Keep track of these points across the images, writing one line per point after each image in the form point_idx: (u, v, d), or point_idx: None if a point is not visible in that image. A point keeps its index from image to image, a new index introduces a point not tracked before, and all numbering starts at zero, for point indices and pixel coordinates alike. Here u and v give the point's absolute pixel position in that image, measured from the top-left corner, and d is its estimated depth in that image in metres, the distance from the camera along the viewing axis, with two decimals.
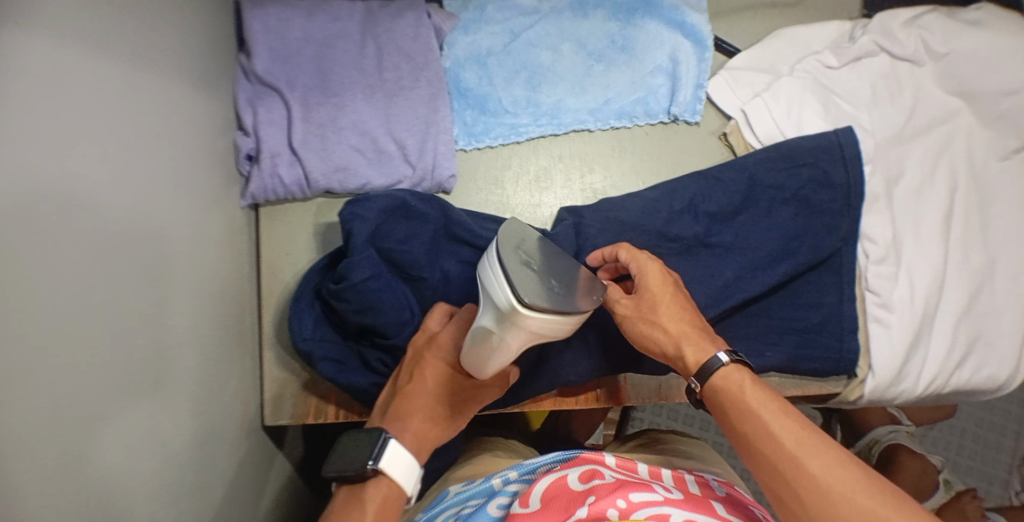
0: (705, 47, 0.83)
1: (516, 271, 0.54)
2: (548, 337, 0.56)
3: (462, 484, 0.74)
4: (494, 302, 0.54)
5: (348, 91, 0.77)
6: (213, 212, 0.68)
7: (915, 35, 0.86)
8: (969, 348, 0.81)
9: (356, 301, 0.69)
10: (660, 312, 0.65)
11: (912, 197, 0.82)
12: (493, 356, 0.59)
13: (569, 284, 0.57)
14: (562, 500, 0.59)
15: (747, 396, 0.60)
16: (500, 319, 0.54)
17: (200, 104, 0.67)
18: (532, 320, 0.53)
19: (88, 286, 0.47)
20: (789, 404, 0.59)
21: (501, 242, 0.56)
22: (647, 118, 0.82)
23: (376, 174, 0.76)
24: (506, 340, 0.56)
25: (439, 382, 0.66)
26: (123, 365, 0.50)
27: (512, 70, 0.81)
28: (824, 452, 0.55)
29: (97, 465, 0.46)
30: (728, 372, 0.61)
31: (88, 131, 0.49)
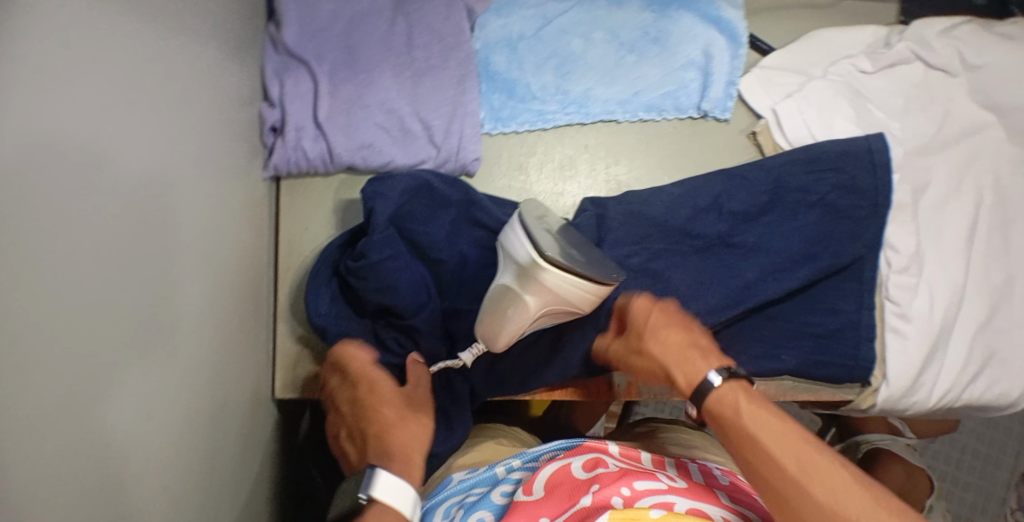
0: (739, 44, 0.81)
1: (539, 232, 0.59)
2: (565, 300, 0.60)
3: (466, 472, 0.69)
4: (515, 256, 0.59)
5: (376, 67, 0.76)
6: (234, 181, 0.67)
7: (951, 46, 0.85)
8: (983, 364, 0.80)
9: (375, 280, 0.68)
10: (649, 341, 0.67)
11: (937, 209, 0.81)
12: (510, 317, 0.62)
13: (589, 257, 0.61)
14: (566, 488, 0.59)
15: (745, 419, 0.59)
16: (520, 273, 0.59)
17: (225, 71, 0.66)
18: (550, 276, 0.58)
19: (106, 249, 0.46)
20: (791, 422, 0.58)
21: (524, 210, 0.62)
22: (676, 112, 0.81)
23: (400, 153, 0.75)
24: (524, 298, 0.60)
25: (393, 402, 0.66)
26: (139, 331, 0.49)
27: (542, 56, 0.80)
28: (829, 473, 0.54)
29: (107, 429, 0.45)
30: (722, 394, 0.61)
31: (114, 91, 0.48)
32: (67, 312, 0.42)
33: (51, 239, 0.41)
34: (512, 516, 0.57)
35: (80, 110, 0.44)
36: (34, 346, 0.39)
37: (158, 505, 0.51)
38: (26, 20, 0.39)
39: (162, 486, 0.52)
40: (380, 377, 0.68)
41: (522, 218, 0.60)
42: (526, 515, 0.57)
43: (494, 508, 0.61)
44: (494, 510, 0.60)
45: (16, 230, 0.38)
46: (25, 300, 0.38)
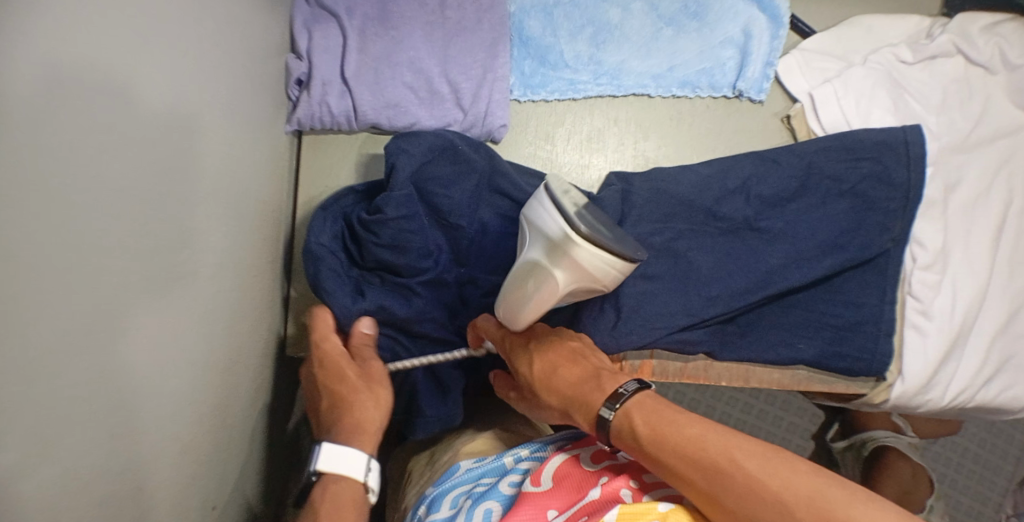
0: (780, 24, 0.79)
1: (569, 206, 0.55)
2: (594, 277, 0.57)
3: (474, 460, 0.66)
4: (546, 231, 0.56)
5: (407, 25, 0.74)
6: (257, 131, 0.66)
7: (993, 42, 0.83)
8: (999, 366, 0.79)
9: (384, 237, 0.66)
10: (541, 383, 0.66)
11: (968, 208, 0.79)
12: (535, 291, 0.60)
13: (618, 233, 0.58)
14: (575, 479, 0.59)
15: (644, 443, 0.56)
16: (550, 250, 0.56)
17: (253, 16, 0.64)
18: (582, 253, 0.54)
19: (130, 189, 0.45)
20: (690, 428, 0.55)
21: (552, 181, 0.58)
22: (710, 91, 0.79)
23: (426, 115, 0.73)
24: (551, 274, 0.57)
25: (348, 377, 0.64)
26: (158, 276, 0.49)
27: (577, 25, 0.78)
28: (746, 459, 0.52)
29: (120, 373, 0.44)
30: (618, 426, 0.58)
31: (138, 26, 0.46)
32: (90, 249, 0.41)
33: (79, 174, 0.40)
34: (520, 506, 0.55)
35: (110, 44, 0.43)
36: (56, 279, 0.38)
37: (168, 452, 0.50)
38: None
39: (170, 438, 0.51)
40: (334, 350, 0.66)
41: (553, 189, 0.56)
42: (535, 508, 0.55)
43: (502, 499, 0.59)
44: (502, 501, 0.59)
45: (40, 161, 0.37)
46: (45, 233, 0.38)
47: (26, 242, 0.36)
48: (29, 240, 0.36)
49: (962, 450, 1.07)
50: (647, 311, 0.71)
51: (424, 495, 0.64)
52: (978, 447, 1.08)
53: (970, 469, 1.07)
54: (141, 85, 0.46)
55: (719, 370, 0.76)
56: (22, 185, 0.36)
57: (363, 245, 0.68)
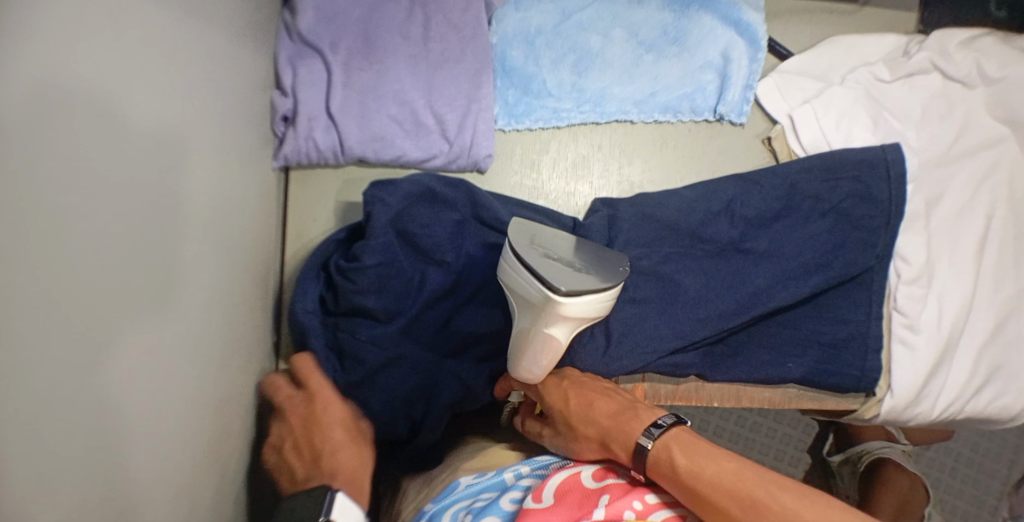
0: (758, 47, 0.80)
1: (539, 263, 0.56)
2: (587, 318, 0.59)
3: (473, 476, 0.66)
4: (528, 296, 0.58)
5: (391, 58, 0.74)
6: (245, 170, 0.66)
7: (971, 57, 0.84)
8: (988, 377, 0.80)
9: (361, 283, 0.68)
10: (577, 417, 0.66)
11: (950, 221, 0.80)
12: (539, 350, 0.62)
13: (595, 263, 0.59)
14: (576, 496, 0.57)
15: (682, 470, 0.57)
16: (539, 311, 0.58)
17: (238, 58, 0.64)
18: (570, 305, 0.56)
19: (125, 239, 0.46)
20: (728, 462, 0.57)
21: (515, 239, 0.59)
22: (692, 114, 0.80)
23: (411, 147, 0.74)
24: (552, 329, 0.59)
25: (346, 432, 0.64)
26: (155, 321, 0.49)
27: (559, 53, 0.78)
28: (787, 498, 0.54)
29: (119, 426, 0.44)
30: (658, 456, 0.59)
31: (128, 83, 0.46)
32: (89, 302, 0.41)
33: (79, 229, 0.40)
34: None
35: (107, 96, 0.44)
36: (59, 334, 0.38)
37: (166, 496, 0.50)
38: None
39: (167, 486, 0.51)
40: (337, 404, 0.66)
41: (520, 253, 0.57)
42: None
43: (502, 515, 0.58)
44: (502, 517, 0.57)
45: (41, 218, 0.37)
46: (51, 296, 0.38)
47: (31, 304, 0.36)
48: (36, 298, 0.37)
49: (956, 455, 1.08)
50: (637, 335, 0.72)
51: (423, 511, 0.64)
52: (972, 451, 1.08)
53: (966, 473, 1.07)
54: (131, 133, 0.47)
55: (711, 390, 0.76)
56: (25, 245, 0.36)
57: (339, 290, 0.69)
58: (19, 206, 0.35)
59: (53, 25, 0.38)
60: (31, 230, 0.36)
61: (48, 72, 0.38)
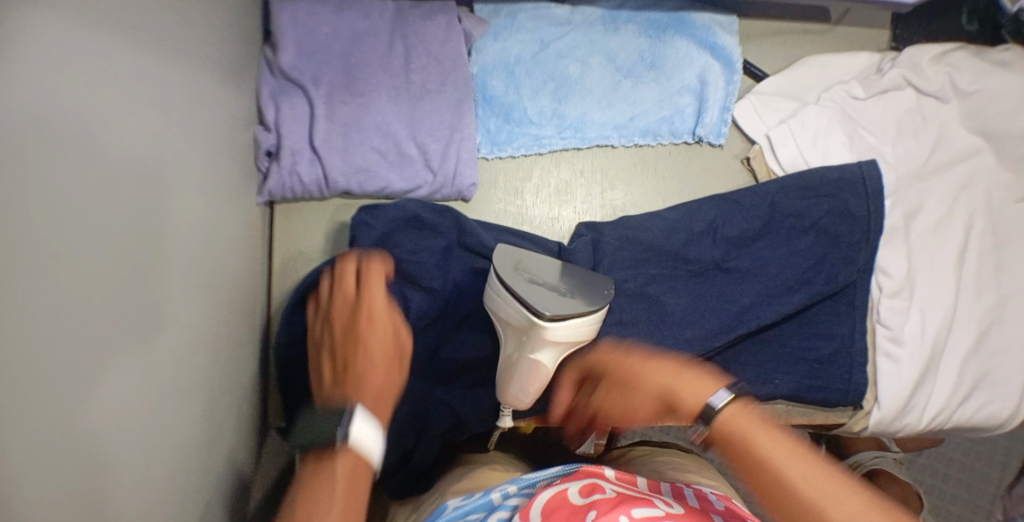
0: (734, 70, 0.82)
1: (523, 287, 0.57)
2: (573, 342, 0.59)
3: (462, 498, 0.65)
4: (514, 321, 0.58)
5: (373, 91, 0.75)
6: (231, 207, 0.67)
7: (943, 72, 0.85)
8: (974, 385, 0.80)
9: None
10: (641, 368, 0.61)
11: (929, 233, 0.81)
12: (527, 377, 0.62)
13: (580, 287, 0.59)
14: (564, 513, 0.55)
15: (752, 441, 0.53)
16: (525, 337, 0.58)
17: (221, 98, 0.65)
18: (555, 330, 0.56)
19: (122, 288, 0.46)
20: (804, 448, 0.52)
21: (499, 264, 0.59)
22: (672, 137, 0.81)
23: (396, 178, 0.75)
24: (538, 354, 0.60)
25: (382, 341, 0.58)
26: (147, 364, 0.48)
27: (539, 81, 0.80)
28: (854, 496, 0.48)
29: (114, 477, 0.44)
30: (728, 418, 0.55)
31: (115, 132, 0.47)
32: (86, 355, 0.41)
33: (76, 282, 0.41)
34: None
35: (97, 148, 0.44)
36: (60, 387, 0.38)
37: None
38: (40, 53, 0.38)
39: None
40: (381, 307, 0.60)
41: (505, 278, 0.58)
42: None
43: None
44: None
45: (38, 275, 0.37)
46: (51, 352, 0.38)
47: (30, 363, 0.36)
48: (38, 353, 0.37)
49: (948, 460, 1.08)
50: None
51: None
52: (964, 456, 1.09)
53: (959, 478, 1.08)
54: (123, 179, 0.47)
55: None
56: (30, 302, 0.36)
57: None
58: (16, 264, 0.35)
59: (44, 81, 0.39)
60: (32, 288, 0.36)
61: (37, 129, 0.38)
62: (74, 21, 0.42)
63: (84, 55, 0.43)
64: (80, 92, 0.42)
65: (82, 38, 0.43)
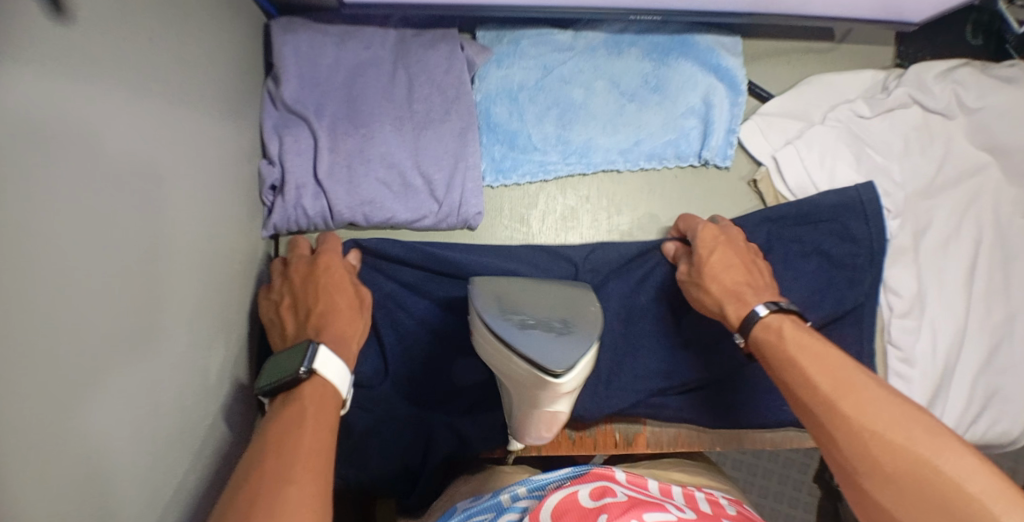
0: (739, 91, 0.81)
1: (514, 335, 0.52)
2: (579, 384, 0.54)
3: (470, 500, 0.66)
4: (517, 374, 0.53)
5: (377, 121, 0.74)
6: (235, 244, 0.66)
7: (949, 89, 0.84)
8: (986, 403, 0.80)
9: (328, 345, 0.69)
10: (706, 268, 0.68)
11: (937, 252, 0.81)
12: (539, 419, 0.59)
13: (576, 321, 0.54)
14: (574, 515, 0.53)
15: (784, 340, 0.60)
16: (534, 389, 0.54)
17: (222, 134, 0.64)
18: (567, 382, 0.51)
19: (115, 339, 0.46)
20: (830, 346, 0.59)
21: (486, 310, 0.54)
22: (678, 160, 0.81)
23: (401, 208, 0.74)
24: (557, 403, 0.55)
25: (343, 288, 0.65)
26: (141, 413, 0.49)
27: (543, 107, 0.79)
28: (876, 389, 0.55)
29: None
30: (767, 323, 0.62)
31: (104, 183, 0.46)
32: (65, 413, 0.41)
33: (61, 339, 0.41)
34: None
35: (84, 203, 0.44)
36: (38, 450, 0.38)
37: None
38: (22, 114, 0.39)
39: None
40: (335, 260, 0.68)
41: (493, 326, 0.53)
42: None
43: None
44: None
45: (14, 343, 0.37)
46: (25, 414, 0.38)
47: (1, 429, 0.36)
48: (10, 416, 0.37)
49: None
50: (621, 382, 0.73)
51: None
52: None
53: None
54: (115, 234, 0.47)
55: (712, 435, 0.76)
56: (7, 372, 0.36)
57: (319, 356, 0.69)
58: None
59: (25, 144, 0.39)
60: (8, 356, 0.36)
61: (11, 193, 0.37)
62: (67, 78, 0.43)
63: (76, 111, 0.44)
64: (67, 150, 0.43)
65: (73, 97, 0.43)
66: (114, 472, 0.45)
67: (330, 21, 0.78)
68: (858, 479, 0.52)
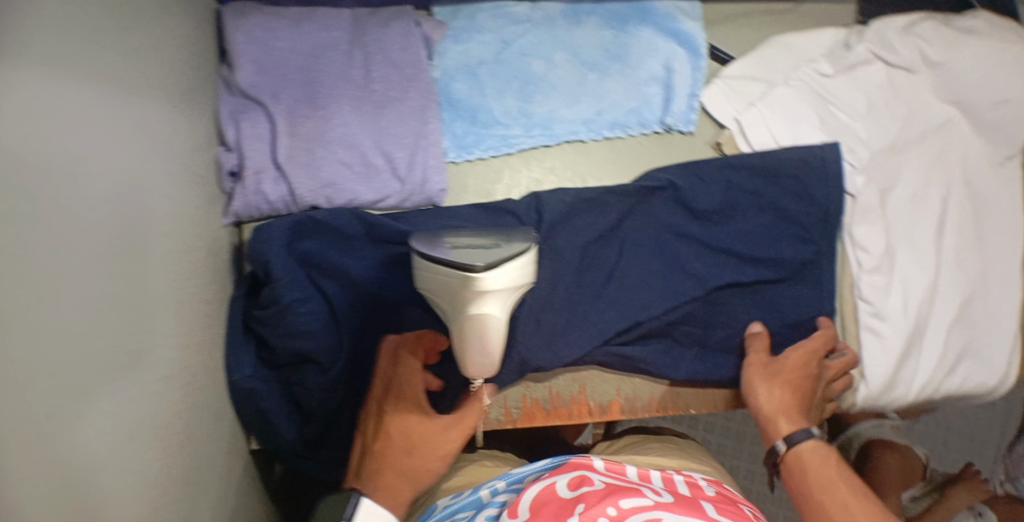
0: (699, 56, 0.81)
1: (441, 251, 0.57)
2: (515, 291, 0.58)
3: (451, 497, 0.70)
4: (446, 287, 0.57)
5: (334, 103, 0.73)
6: (196, 232, 0.67)
7: (912, 44, 0.83)
8: (959, 356, 0.81)
9: (284, 326, 0.69)
10: (780, 377, 0.73)
11: (905, 207, 0.81)
12: (474, 345, 0.60)
13: (505, 239, 0.59)
14: (552, 508, 0.57)
15: (829, 472, 0.66)
16: (464, 301, 0.57)
17: (176, 124, 0.64)
18: (490, 279, 0.55)
19: (64, 331, 0.46)
20: (866, 489, 0.66)
21: (417, 244, 0.59)
22: (641, 128, 0.79)
23: (363, 189, 0.73)
24: (484, 315, 0.57)
25: (408, 424, 0.67)
26: (96, 404, 0.49)
27: (503, 81, 0.78)
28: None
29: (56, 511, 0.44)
30: (809, 447, 0.68)
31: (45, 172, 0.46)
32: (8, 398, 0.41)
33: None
34: None
35: (20, 196, 0.43)
36: None
37: None
38: None
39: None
40: (410, 404, 0.68)
41: (421, 250, 0.58)
42: None
43: None
44: None
45: None
46: None
47: None
48: None
49: (947, 425, 1.13)
50: (572, 331, 0.74)
51: None
52: (961, 420, 1.13)
53: (957, 443, 1.12)
54: (58, 222, 0.47)
55: (687, 397, 0.78)
56: None
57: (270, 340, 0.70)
58: None
59: None
60: None
61: None
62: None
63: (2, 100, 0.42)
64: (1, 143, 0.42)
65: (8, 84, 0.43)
66: (81, 460, 0.47)
67: (283, 4, 0.77)
68: None
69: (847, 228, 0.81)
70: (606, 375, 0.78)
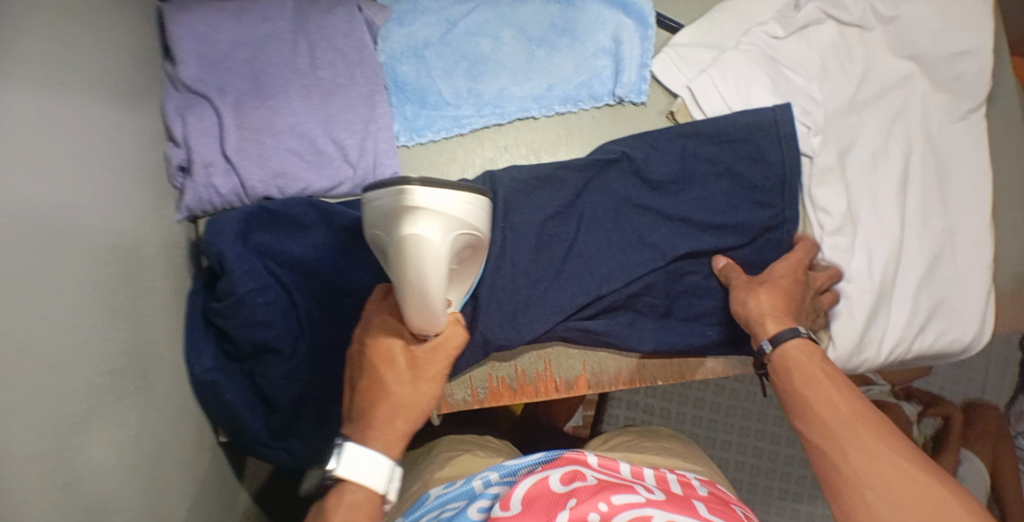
0: (647, 25, 0.80)
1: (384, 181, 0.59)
2: (453, 219, 0.57)
3: (444, 485, 0.71)
4: (381, 208, 0.57)
5: (282, 93, 0.73)
6: (147, 228, 0.66)
7: (862, 1, 0.82)
8: (931, 314, 0.80)
9: (241, 317, 0.69)
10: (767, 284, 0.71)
11: (867, 167, 0.80)
12: (407, 274, 0.57)
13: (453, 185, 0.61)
14: (544, 502, 0.57)
15: (813, 365, 0.66)
16: (393, 221, 0.56)
17: (120, 120, 0.64)
18: (420, 194, 0.55)
19: (18, 331, 0.46)
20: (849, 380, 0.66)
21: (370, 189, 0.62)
22: (592, 101, 0.79)
23: (315, 177, 0.74)
24: (426, 239, 0.55)
25: (391, 356, 0.66)
26: (54, 404, 0.49)
27: (451, 62, 0.78)
28: (865, 433, 0.61)
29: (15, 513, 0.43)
30: (797, 350, 0.67)
31: None
32: None
33: None
34: None
35: None
36: None
37: None
38: None
39: None
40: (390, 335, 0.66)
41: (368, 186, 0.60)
42: None
43: None
44: None
45: None
46: None
47: None
48: None
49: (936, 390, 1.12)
50: (533, 308, 0.74)
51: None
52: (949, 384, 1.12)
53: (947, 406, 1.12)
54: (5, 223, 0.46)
55: (653, 369, 0.78)
56: None
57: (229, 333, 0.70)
58: None
59: None
60: None
61: None
62: None
63: None
64: None
65: None
66: (39, 462, 0.46)
67: None
68: (862, 496, 0.59)
69: (807, 191, 0.80)
70: (571, 350, 0.78)
